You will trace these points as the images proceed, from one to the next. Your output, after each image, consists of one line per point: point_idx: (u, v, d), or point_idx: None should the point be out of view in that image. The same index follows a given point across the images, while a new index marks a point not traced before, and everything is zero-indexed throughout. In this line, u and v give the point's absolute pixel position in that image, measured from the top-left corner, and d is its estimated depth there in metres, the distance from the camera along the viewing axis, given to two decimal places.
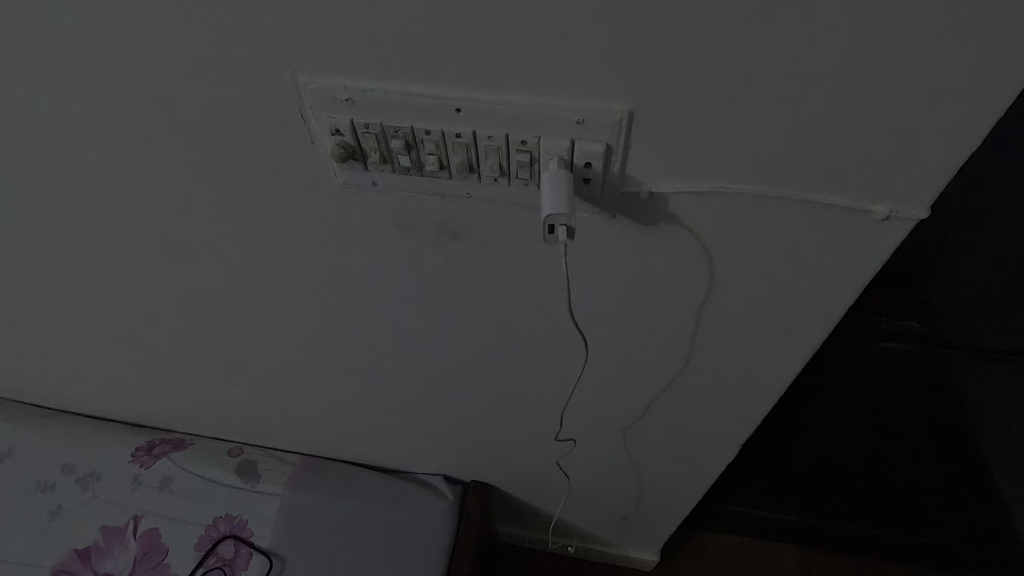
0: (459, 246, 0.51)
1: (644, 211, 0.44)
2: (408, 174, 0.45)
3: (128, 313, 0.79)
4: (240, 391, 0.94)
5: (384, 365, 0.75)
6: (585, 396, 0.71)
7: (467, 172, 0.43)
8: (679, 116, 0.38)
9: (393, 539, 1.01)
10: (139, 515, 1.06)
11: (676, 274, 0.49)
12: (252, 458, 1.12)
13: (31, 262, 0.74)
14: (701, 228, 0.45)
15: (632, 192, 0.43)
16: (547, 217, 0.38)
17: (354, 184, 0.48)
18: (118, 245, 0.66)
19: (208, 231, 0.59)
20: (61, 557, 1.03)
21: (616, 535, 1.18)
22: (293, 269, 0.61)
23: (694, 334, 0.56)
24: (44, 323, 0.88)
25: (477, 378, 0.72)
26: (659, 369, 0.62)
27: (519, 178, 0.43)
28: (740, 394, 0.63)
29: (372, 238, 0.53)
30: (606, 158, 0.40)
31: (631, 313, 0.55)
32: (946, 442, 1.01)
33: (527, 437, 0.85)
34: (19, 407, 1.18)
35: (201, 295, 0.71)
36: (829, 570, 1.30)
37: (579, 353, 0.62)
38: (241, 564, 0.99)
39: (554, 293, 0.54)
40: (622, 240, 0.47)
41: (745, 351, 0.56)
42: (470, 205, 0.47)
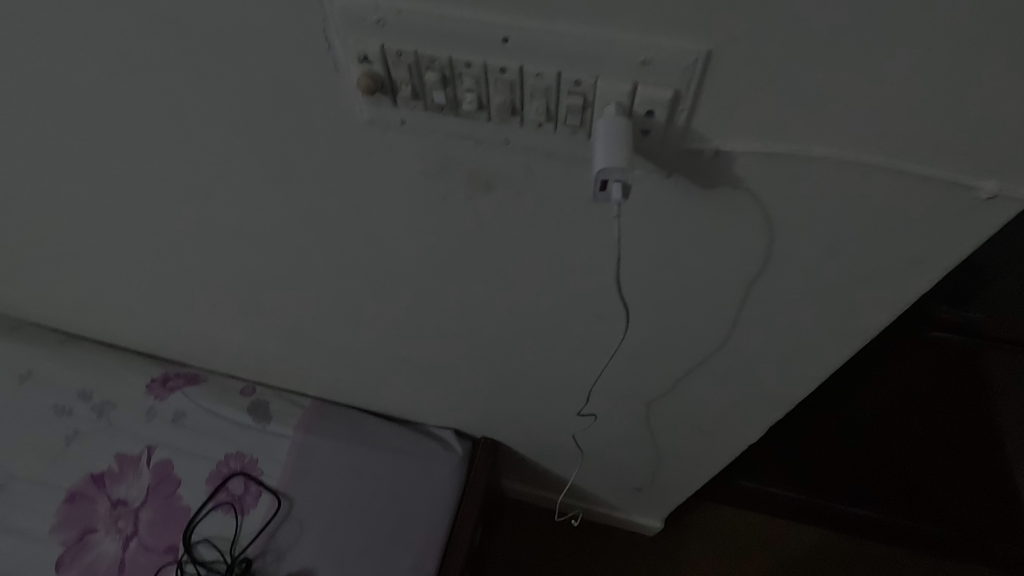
0: (491, 198, 0.47)
1: (706, 172, 0.39)
2: (441, 114, 0.40)
3: (143, 244, 0.77)
4: (255, 332, 0.93)
5: (401, 315, 0.72)
6: (609, 366, 0.67)
7: (509, 115, 0.38)
8: (764, 62, 0.33)
9: (401, 489, 1.01)
10: (152, 446, 1.07)
11: (731, 243, 0.45)
12: (264, 398, 1.10)
13: (43, 182, 0.72)
14: (768, 197, 0.40)
15: (694, 148, 0.38)
16: (601, 171, 0.33)
17: (380, 122, 0.43)
18: (131, 171, 0.63)
19: (223, 162, 0.56)
20: (76, 481, 1.05)
21: (623, 501, 1.18)
22: (313, 210, 0.58)
23: (738, 313, 0.52)
24: (61, 247, 0.87)
25: (497, 336, 0.69)
26: (693, 345, 0.59)
27: (568, 124, 0.37)
28: (778, 375, 0.59)
29: (396, 182, 0.49)
30: (671, 107, 0.35)
31: (671, 284, 0.51)
32: (976, 435, 0.98)
33: (543, 400, 0.82)
34: (37, 328, 1.19)
35: (216, 230, 0.68)
36: (835, 551, 1.29)
37: (609, 320, 0.59)
38: (250, 501, 1.01)
39: (590, 255, 0.50)
40: (675, 202, 0.42)
41: (791, 335, 0.52)
42: (508, 153, 0.42)
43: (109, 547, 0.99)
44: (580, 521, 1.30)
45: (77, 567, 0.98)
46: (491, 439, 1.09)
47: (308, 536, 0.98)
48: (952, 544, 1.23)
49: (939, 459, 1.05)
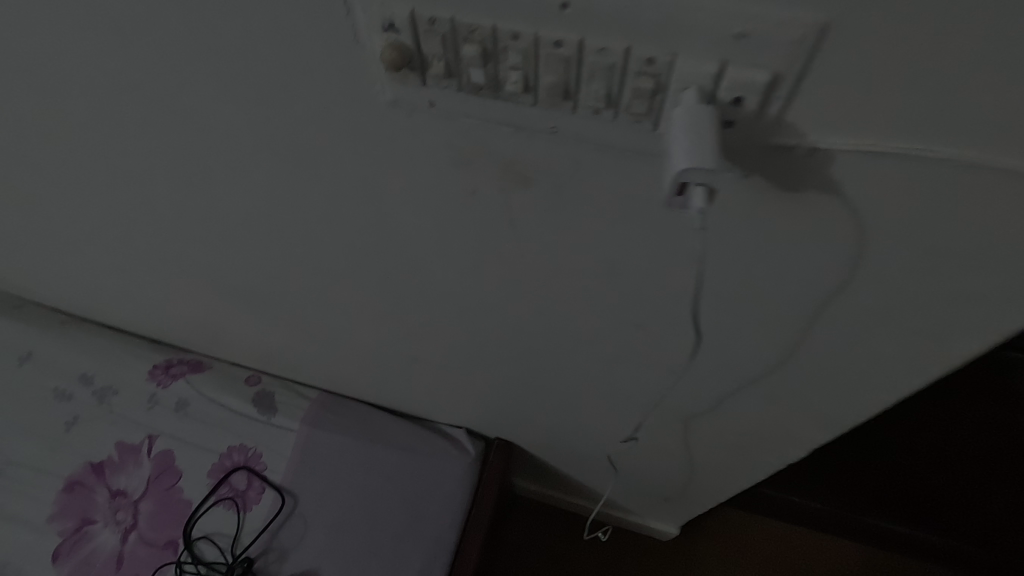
0: (528, 193, 0.41)
1: (791, 172, 0.33)
2: (478, 96, 0.34)
3: (145, 224, 0.72)
4: (263, 321, 0.88)
5: (418, 311, 0.67)
6: (643, 376, 0.62)
7: (560, 98, 0.32)
8: (891, 43, 0.26)
9: (408, 490, 0.97)
10: (154, 435, 1.03)
11: (808, 251, 0.39)
12: (270, 389, 1.06)
13: (39, 157, 0.67)
14: (863, 204, 0.34)
15: (784, 144, 0.31)
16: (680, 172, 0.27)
17: (406, 103, 0.37)
18: (131, 146, 0.58)
19: (229, 140, 0.50)
20: (75, 469, 1.01)
21: (639, 505, 1.14)
22: (326, 198, 0.52)
23: (802, 328, 0.46)
24: (60, 225, 0.82)
25: (521, 338, 0.64)
26: (741, 359, 0.53)
27: (631, 112, 0.31)
28: (836, 395, 0.53)
29: (421, 171, 0.43)
30: (765, 94, 0.29)
31: (727, 294, 0.45)
32: (995, 414, 0.97)
33: (565, 404, 0.77)
34: (37, 308, 1.14)
35: (223, 213, 0.63)
36: (852, 562, 1.23)
37: (648, 330, 0.53)
38: (252, 498, 0.97)
39: (637, 260, 0.44)
40: (748, 202, 0.36)
41: (860, 356, 0.47)
42: (552, 143, 0.36)
43: (108, 539, 0.95)
44: (608, 535, 1.25)
45: (75, 559, 0.95)
46: (505, 440, 1.04)
47: (313, 536, 0.94)
48: (977, 560, 1.17)
49: (966, 448, 1.02)
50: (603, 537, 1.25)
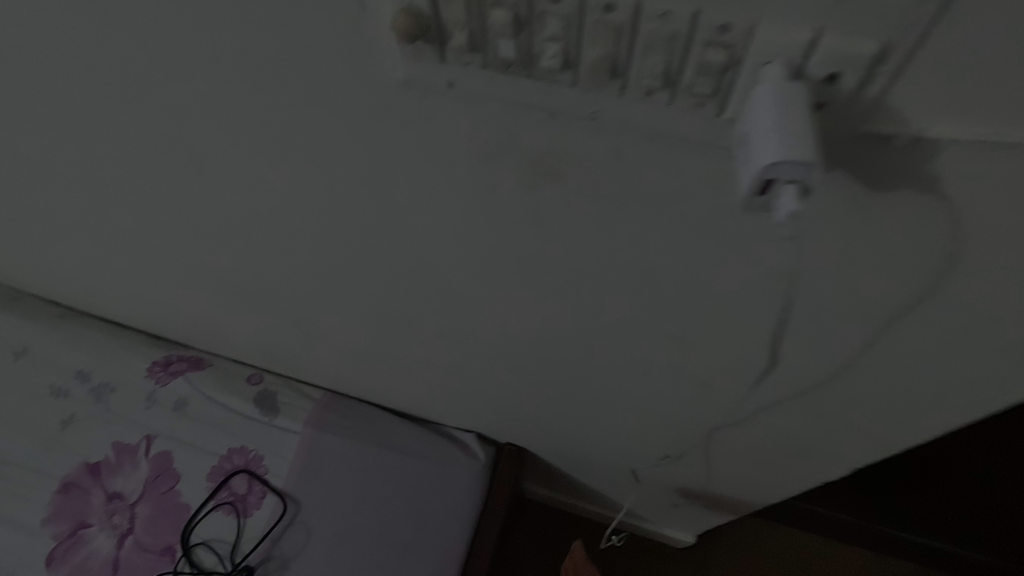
0: (559, 190, 0.36)
1: (884, 167, 0.28)
2: (506, 73, 0.29)
3: (140, 214, 0.68)
4: (265, 319, 0.84)
5: (429, 313, 0.62)
6: (674, 386, 0.57)
7: (605, 77, 0.27)
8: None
9: (415, 498, 0.93)
10: (152, 435, 0.99)
11: (890, 256, 0.33)
12: (272, 388, 1.01)
13: (27, 142, 0.63)
14: (967, 203, 0.29)
15: (882, 133, 0.26)
16: (767, 168, 0.23)
17: (420, 84, 0.32)
18: (123, 129, 0.53)
19: (226, 123, 0.46)
20: (70, 469, 0.98)
21: (654, 513, 1.09)
22: (332, 190, 0.48)
23: (867, 339, 0.41)
24: (53, 215, 0.78)
25: (540, 345, 0.59)
26: (788, 370, 0.48)
27: (693, 94, 0.26)
28: (892, 406, 0.49)
29: (435, 162, 0.38)
30: (870, 69, 0.23)
31: (783, 301, 0.40)
32: None
33: (584, 412, 0.73)
34: (32, 300, 1.09)
35: (221, 203, 0.58)
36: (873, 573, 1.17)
37: (684, 337, 0.48)
38: (253, 503, 0.93)
39: (679, 263, 0.39)
40: (824, 199, 0.31)
41: (932, 369, 0.42)
42: (591, 133, 0.31)
43: (103, 544, 0.92)
44: (623, 539, 1.20)
45: (69, 564, 0.91)
46: (516, 445, 0.99)
47: (315, 545, 0.90)
48: None
49: None
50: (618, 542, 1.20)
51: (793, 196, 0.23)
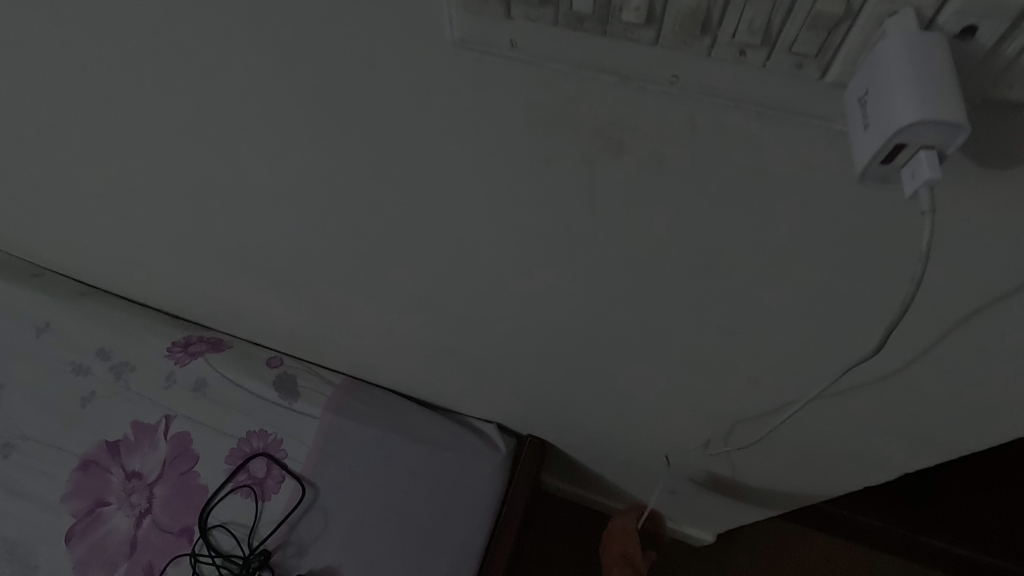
0: (619, 163, 0.34)
1: (1009, 133, 0.25)
2: (578, 31, 0.27)
3: (167, 189, 0.67)
4: (289, 301, 0.83)
5: (461, 297, 0.61)
6: (716, 376, 0.55)
7: (693, 35, 0.24)
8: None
9: (436, 487, 0.91)
10: (171, 415, 0.99)
11: (999, 233, 0.31)
12: (292, 371, 1.00)
13: (56, 111, 0.62)
14: None
15: (1012, 99, 0.23)
16: (897, 131, 0.21)
17: (478, 44, 0.30)
18: (155, 97, 0.52)
19: (265, 92, 0.44)
20: (89, 447, 0.98)
21: (675, 509, 1.07)
22: (370, 163, 0.46)
23: (944, 326, 0.39)
24: (77, 190, 0.77)
25: (577, 332, 0.57)
26: (845, 359, 0.46)
27: (793, 52, 0.24)
28: (953, 395, 0.46)
29: (486, 133, 0.36)
30: (1012, 23, 0.20)
31: (854, 286, 0.38)
32: None
33: (615, 402, 0.71)
34: (53, 277, 1.09)
35: (253, 178, 0.57)
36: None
37: (735, 324, 0.46)
38: (272, 486, 0.92)
39: (740, 245, 0.37)
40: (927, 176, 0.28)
41: (1010, 356, 0.40)
42: (666, 99, 0.28)
43: (122, 523, 0.91)
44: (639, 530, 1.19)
45: (88, 542, 0.91)
46: (537, 437, 0.97)
47: (332, 533, 0.89)
48: None
49: None
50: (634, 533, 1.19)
51: (928, 161, 0.22)
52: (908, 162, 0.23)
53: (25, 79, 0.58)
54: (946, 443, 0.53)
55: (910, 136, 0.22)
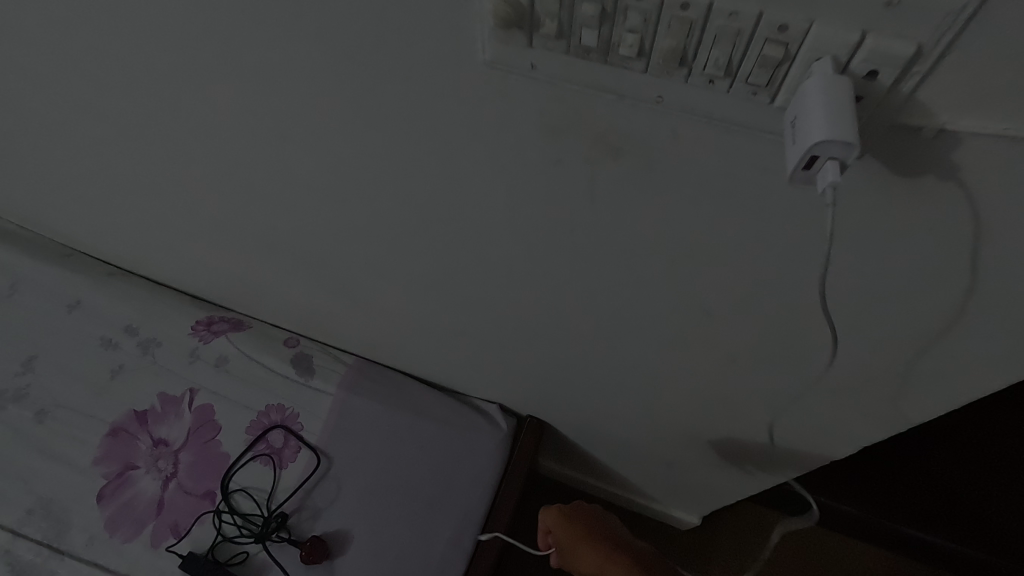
0: (617, 165, 0.41)
1: (914, 155, 0.32)
2: (584, 59, 0.34)
3: (209, 177, 0.74)
4: (310, 285, 0.90)
5: (472, 282, 0.68)
6: (700, 356, 0.62)
7: (674, 66, 0.31)
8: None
9: (440, 461, 0.98)
10: (195, 388, 1.06)
11: (918, 239, 0.38)
12: (308, 351, 1.07)
13: (115, 104, 0.69)
14: (985, 190, 0.32)
15: (911, 125, 0.30)
16: (815, 144, 0.28)
17: (503, 66, 0.37)
18: (211, 96, 0.59)
19: (313, 96, 0.51)
20: (118, 416, 1.04)
21: (662, 493, 1.14)
22: (401, 159, 0.53)
23: (889, 313, 0.46)
24: (120, 175, 0.84)
25: (575, 314, 0.64)
26: (807, 340, 0.53)
27: (749, 84, 0.31)
28: (901, 379, 0.53)
29: (506, 137, 0.43)
30: (905, 68, 0.27)
31: (810, 275, 0.45)
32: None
33: (608, 383, 0.78)
34: (84, 258, 1.16)
35: (291, 169, 0.64)
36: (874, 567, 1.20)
37: (713, 308, 0.53)
38: (288, 456, 0.99)
39: (716, 238, 0.44)
40: (857, 185, 0.35)
41: (944, 342, 0.46)
42: (653, 113, 0.35)
43: (148, 486, 0.98)
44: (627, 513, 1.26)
45: (117, 502, 0.97)
46: (536, 418, 1.04)
47: (343, 499, 0.96)
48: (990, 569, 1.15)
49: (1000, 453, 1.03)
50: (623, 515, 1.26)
51: (834, 168, 0.29)
52: (821, 170, 0.30)
53: (90, 74, 0.65)
54: (901, 422, 0.60)
55: (823, 149, 0.28)
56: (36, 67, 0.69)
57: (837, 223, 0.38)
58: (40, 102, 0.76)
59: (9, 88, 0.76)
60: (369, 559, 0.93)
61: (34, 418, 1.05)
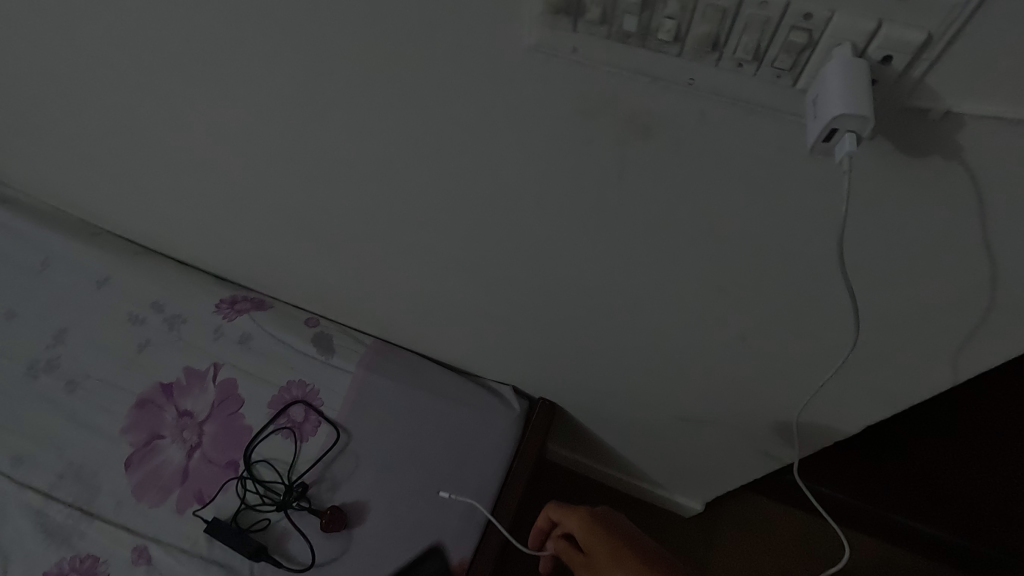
0: (647, 145, 0.44)
1: (922, 136, 0.35)
2: (624, 44, 0.37)
3: (245, 158, 0.77)
4: (335, 265, 0.93)
5: (497, 262, 0.71)
6: (714, 335, 0.65)
7: (707, 50, 0.35)
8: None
9: (456, 438, 1.02)
10: (219, 362, 1.09)
11: (924, 217, 0.41)
12: (328, 331, 1.11)
13: (160, 85, 0.72)
14: (988, 170, 0.36)
15: (920, 108, 0.33)
16: (835, 119, 0.32)
17: (547, 50, 0.40)
18: (256, 79, 0.62)
19: (357, 80, 0.54)
20: (145, 388, 1.08)
21: (668, 478, 1.17)
22: (438, 141, 0.56)
23: (895, 292, 0.49)
24: (157, 155, 0.87)
25: (596, 293, 0.67)
26: (816, 318, 0.56)
27: (775, 67, 0.34)
28: (903, 357, 0.56)
29: (543, 118, 0.47)
30: (915, 54, 0.31)
31: (822, 253, 0.48)
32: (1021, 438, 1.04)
33: (623, 362, 0.81)
34: (113, 237, 1.19)
35: (328, 150, 0.67)
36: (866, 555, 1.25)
37: (730, 286, 0.56)
38: (309, 429, 1.03)
39: (735, 216, 0.47)
40: (870, 164, 0.38)
41: (945, 318, 0.49)
42: (684, 95, 0.39)
43: (175, 455, 1.02)
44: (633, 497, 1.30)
45: (145, 469, 1.02)
46: (548, 401, 1.07)
47: (362, 472, 1.00)
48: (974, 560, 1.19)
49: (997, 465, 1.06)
50: (629, 499, 1.30)
51: (850, 141, 0.32)
52: (839, 143, 0.33)
53: (139, 56, 0.69)
54: (903, 400, 0.63)
55: (839, 123, 0.32)
56: (86, 48, 0.73)
57: (850, 200, 0.41)
58: (86, 82, 0.79)
59: (56, 68, 0.79)
60: (386, 529, 0.96)
61: (65, 388, 1.09)
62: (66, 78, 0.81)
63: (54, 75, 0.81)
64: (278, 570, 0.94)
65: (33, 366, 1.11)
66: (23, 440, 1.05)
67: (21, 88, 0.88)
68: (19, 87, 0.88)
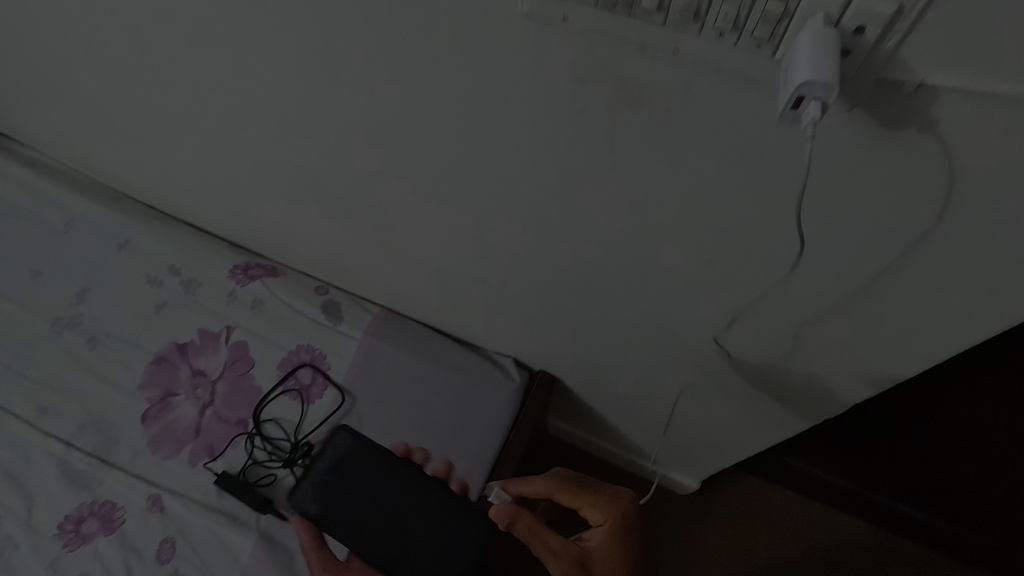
0: (635, 114, 0.45)
1: (895, 108, 0.36)
2: (611, 12, 0.38)
3: (253, 126, 0.79)
4: (340, 232, 0.95)
5: (495, 232, 0.72)
6: (706, 308, 0.67)
7: (689, 19, 0.36)
8: None
9: (456, 405, 1.05)
10: (232, 325, 1.13)
11: (903, 189, 0.42)
12: (337, 299, 1.13)
13: (171, 53, 0.74)
14: (963, 144, 0.36)
15: (893, 79, 0.34)
16: (803, 86, 0.33)
17: (540, 17, 0.42)
18: (262, 49, 0.64)
19: (358, 49, 0.55)
20: (161, 347, 1.13)
21: (664, 454, 1.20)
22: (437, 110, 0.57)
23: (877, 265, 0.50)
24: (170, 123, 0.89)
25: (590, 265, 0.69)
26: (799, 292, 0.57)
27: (754, 36, 0.35)
28: (887, 333, 0.57)
29: (536, 89, 0.48)
30: (887, 25, 0.32)
31: (804, 229, 0.49)
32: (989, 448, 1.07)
33: (616, 334, 0.83)
34: (134, 204, 1.24)
35: (333, 120, 0.68)
36: (856, 536, 1.27)
37: (718, 258, 0.57)
38: (316, 392, 1.07)
39: (721, 187, 0.49)
40: (846, 136, 0.39)
41: (927, 298, 0.50)
42: (669, 64, 0.40)
43: (188, 410, 1.07)
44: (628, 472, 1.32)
45: (161, 422, 1.07)
46: (548, 373, 1.09)
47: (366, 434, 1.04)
48: (960, 544, 1.20)
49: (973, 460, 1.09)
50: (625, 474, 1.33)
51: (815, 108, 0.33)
52: (806, 110, 0.34)
53: (151, 24, 0.71)
54: (886, 375, 0.64)
55: (809, 90, 0.33)
56: (101, 15, 0.75)
57: (827, 170, 0.42)
58: (102, 49, 0.81)
59: (74, 33, 0.81)
60: None
61: (86, 343, 1.14)
62: (84, 44, 0.83)
63: (73, 41, 0.83)
64: (283, 522, 0.99)
65: (57, 323, 1.16)
66: (48, 392, 1.10)
67: (42, 54, 0.90)
68: (41, 55, 0.91)
